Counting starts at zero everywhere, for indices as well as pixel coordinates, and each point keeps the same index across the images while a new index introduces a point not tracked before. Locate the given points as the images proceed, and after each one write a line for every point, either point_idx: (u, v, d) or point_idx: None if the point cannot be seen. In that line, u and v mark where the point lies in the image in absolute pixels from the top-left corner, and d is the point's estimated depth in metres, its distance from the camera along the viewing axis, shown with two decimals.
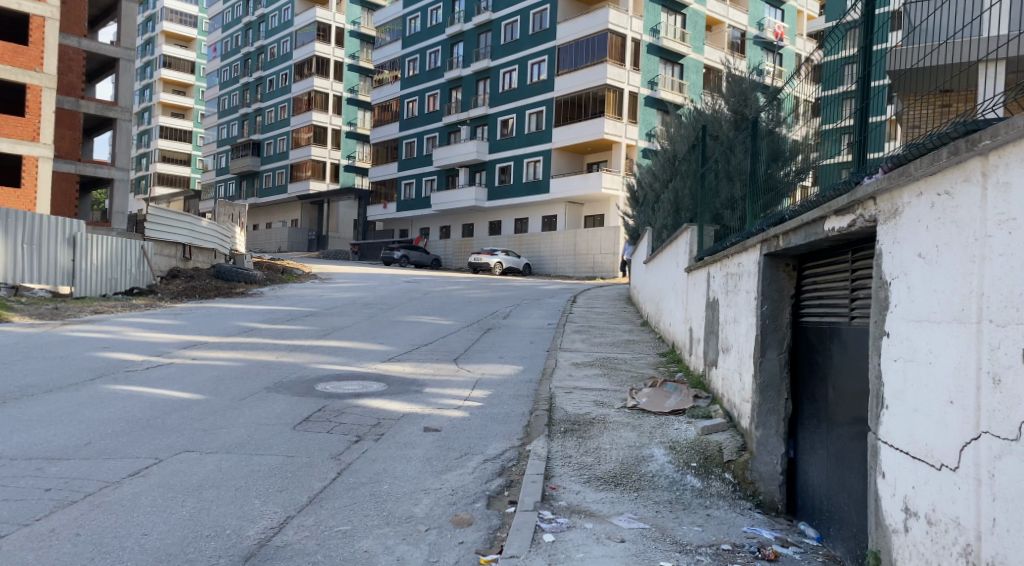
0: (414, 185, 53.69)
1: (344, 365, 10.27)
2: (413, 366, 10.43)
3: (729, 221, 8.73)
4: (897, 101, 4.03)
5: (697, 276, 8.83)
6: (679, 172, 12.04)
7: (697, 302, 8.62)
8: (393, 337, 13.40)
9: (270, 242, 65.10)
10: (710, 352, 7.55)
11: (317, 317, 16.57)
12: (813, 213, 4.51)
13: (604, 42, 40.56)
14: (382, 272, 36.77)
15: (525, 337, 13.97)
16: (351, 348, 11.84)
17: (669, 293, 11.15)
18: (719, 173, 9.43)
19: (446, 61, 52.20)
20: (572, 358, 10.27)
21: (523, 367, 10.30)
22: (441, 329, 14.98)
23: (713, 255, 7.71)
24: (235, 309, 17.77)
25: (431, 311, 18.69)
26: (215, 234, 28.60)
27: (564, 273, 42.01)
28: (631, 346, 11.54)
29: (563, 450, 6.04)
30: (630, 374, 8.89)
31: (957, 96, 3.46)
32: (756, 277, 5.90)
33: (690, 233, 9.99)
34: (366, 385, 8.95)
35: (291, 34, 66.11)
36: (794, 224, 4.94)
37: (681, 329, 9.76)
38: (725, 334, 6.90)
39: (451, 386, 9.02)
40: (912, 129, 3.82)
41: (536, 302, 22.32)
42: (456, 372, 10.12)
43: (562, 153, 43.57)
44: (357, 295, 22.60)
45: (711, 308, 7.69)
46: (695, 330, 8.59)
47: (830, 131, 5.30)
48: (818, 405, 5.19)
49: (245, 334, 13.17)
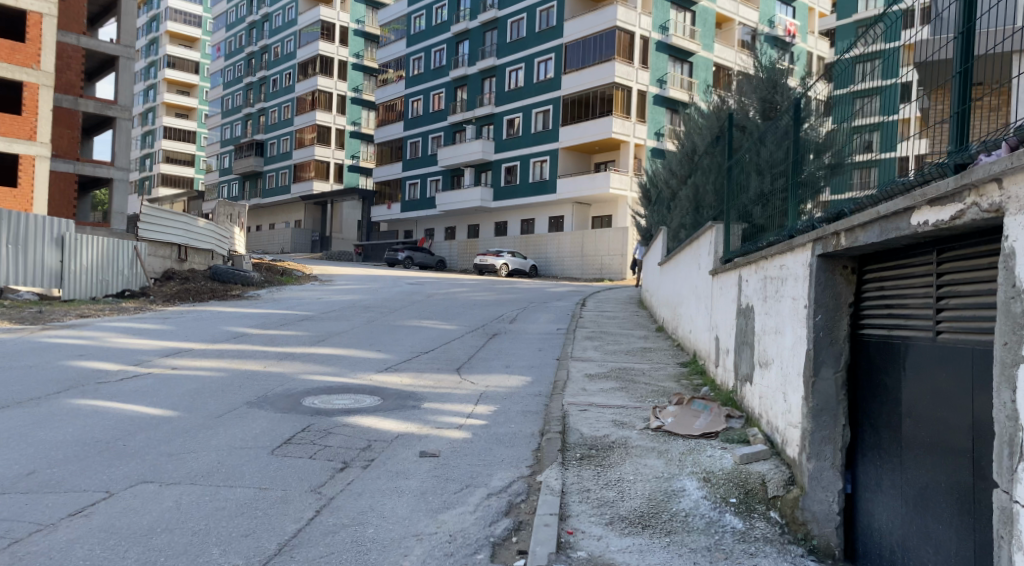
0: (419, 186, 52.96)
1: (337, 376, 9.45)
2: (412, 377, 9.60)
3: (757, 217, 8.02)
4: (925, 98, 4.00)
5: (723, 279, 8.05)
6: (699, 167, 11.20)
7: (725, 308, 7.78)
8: (393, 344, 12.57)
9: (274, 243, 64.54)
10: (742, 365, 6.75)
11: (313, 321, 15.76)
12: (892, 205, 3.68)
13: (611, 39, 39.79)
14: (384, 273, 35.98)
15: (532, 343, 13.14)
16: (347, 356, 11.02)
17: (689, 298, 10.35)
18: (747, 166, 8.61)
19: (451, 60, 51.41)
20: (585, 369, 9.39)
21: (532, 379, 9.45)
22: (444, 335, 14.15)
23: (745, 256, 6.87)
24: (229, 312, 16.98)
25: (434, 315, 17.86)
26: (212, 234, 27.76)
27: (570, 275, 41.23)
28: (648, 355, 10.66)
29: (580, 482, 5.22)
30: (651, 388, 8.05)
31: (986, 91, 3.38)
32: (805, 281, 5.03)
33: (715, 232, 9.19)
34: (359, 400, 8.13)
35: (295, 34, 65.53)
36: (861, 219, 4.06)
37: (705, 337, 8.91)
38: (761, 345, 6.09)
39: (452, 400, 8.20)
40: (937, 127, 3.78)
41: (544, 305, 21.49)
42: (458, 384, 9.28)
43: (569, 152, 42.76)
44: (358, 298, 21.81)
45: (743, 316, 6.87)
46: (722, 339, 7.77)
47: (848, 139, 5.29)
48: (886, 433, 4.37)
49: (234, 341, 12.34)
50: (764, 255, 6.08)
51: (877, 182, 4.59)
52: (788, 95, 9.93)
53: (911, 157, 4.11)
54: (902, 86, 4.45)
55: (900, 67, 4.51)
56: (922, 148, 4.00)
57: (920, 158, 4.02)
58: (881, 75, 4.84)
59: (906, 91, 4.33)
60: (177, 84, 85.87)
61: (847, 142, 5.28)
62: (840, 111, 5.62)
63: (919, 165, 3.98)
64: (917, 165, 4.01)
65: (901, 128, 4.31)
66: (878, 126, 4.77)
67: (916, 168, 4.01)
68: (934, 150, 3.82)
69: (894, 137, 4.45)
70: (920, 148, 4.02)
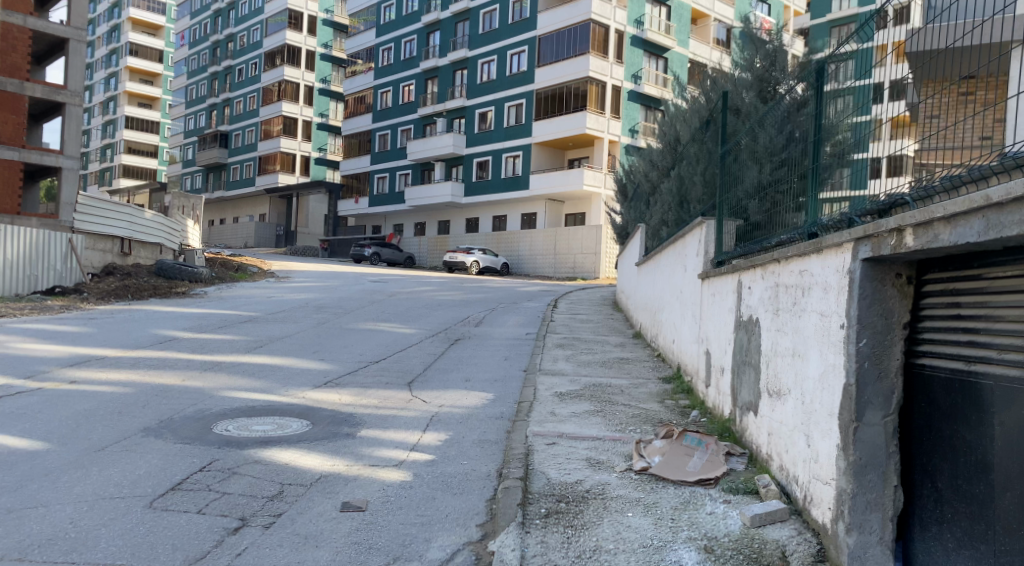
0: (388, 180, 51.34)
1: (266, 394, 8.08)
2: (355, 394, 8.27)
3: (755, 214, 6.86)
4: (909, 94, 3.77)
5: (715, 287, 6.89)
6: (684, 155, 9.97)
7: (720, 319, 6.52)
8: (341, 352, 11.20)
9: (236, 238, 62.50)
10: (744, 391, 5.58)
11: (257, 324, 14.30)
12: (985, 192, 2.66)
13: (586, 33, 38.64)
14: (347, 270, 34.31)
15: (497, 350, 11.90)
16: (283, 367, 9.64)
17: (672, 302, 9.19)
18: (743, 154, 7.43)
19: (422, 51, 49.77)
20: (554, 386, 8.11)
21: (492, 397, 8.20)
22: (401, 340, 12.84)
23: (748, 259, 5.68)
24: (165, 312, 15.40)
25: (393, 317, 16.48)
26: (160, 226, 25.93)
27: (542, 274, 40.16)
28: (624, 367, 9.47)
29: (545, 553, 3.97)
30: (631, 411, 6.83)
31: (980, 82, 3.17)
32: (842, 292, 3.81)
33: (705, 229, 7.89)
34: (284, 425, 6.83)
35: (261, 23, 63.40)
36: (923, 214, 3.02)
37: (691, 352, 7.77)
38: (773, 370, 4.90)
39: (395, 426, 6.91)
40: (928, 124, 3.51)
41: (513, 305, 20.29)
42: (408, 403, 7.98)
43: (542, 148, 41.57)
44: (312, 297, 20.30)
45: (745, 331, 5.67)
46: (716, 356, 6.61)
47: (828, 139, 4.90)
48: (963, 511, 3.17)
49: (157, 348, 10.81)
50: (775, 256, 4.92)
51: (853, 193, 4.37)
52: (795, 69, 8.33)
53: (897, 161, 3.86)
54: (874, 85, 4.22)
55: (874, 68, 4.25)
56: (913, 150, 3.69)
57: (902, 159, 3.80)
58: (855, 75, 4.58)
59: (879, 92, 4.14)
60: (138, 72, 82.81)
61: (828, 139, 4.90)
62: (821, 111, 5.21)
63: (912, 174, 3.66)
64: (903, 174, 3.77)
65: (873, 132, 4.14)
66: (853, 126, 4.47)
67: (912, 175, 3.68)
68: (922, 159, 3.57)
69: (866, 141, 4.22)
70: (907, 153, 3.72)
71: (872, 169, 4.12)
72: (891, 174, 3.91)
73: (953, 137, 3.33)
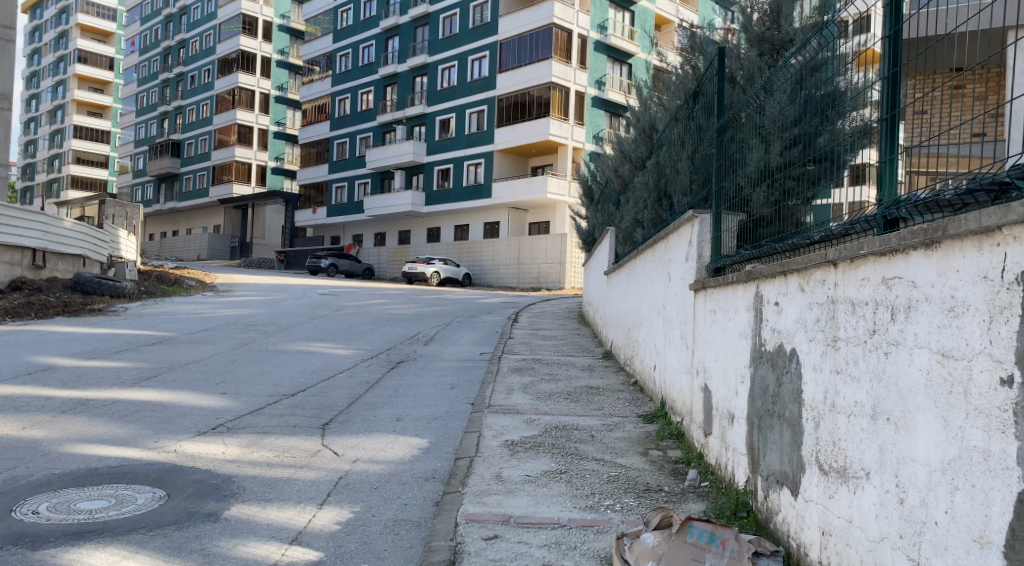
0: (346, 189, 49.09)
1: (122, 449, 6.06)
2: (246, 446, 6.33)
3: (759, 208, 5.18)
4: (893, 87, 3.20)
5: (715, 299, 5.16)
6: (663, 138, 8.27)
7: (730, 345, 4.75)
8: (252, 383, 9.19)
9: (188, 250, 59.81)
10: (770, 455, 3.86)
11: (166, 347, 12.18)
12: None
13: (549, 37, 37.21)
14: (298, 282, 32.03)
15: (443, 375, 10.08)
16: (171, 408, 7.64)
17: (652, 318, 7.51)
18: (742, 140, 5.77)
19: (380, 56, 47.77)
20: (505, 432, 6.29)
21: (425, 446, 6.37)
22: (333, 365, 10.92)
23: (755, 271, 4.28)
24: (64, 334, 13.16)
25: (331, 335, 14.52)
26: (84, 237, 23.52)
27: (506, 284, 38.52)
28: (592, 400, 7.68)
29: None
30: (608, 475, 4.99)
31: (971, 75, 2.60)
32: (981, 323, 2.15)
33: (697, 224, 6.06)
34: (125, 501, 4.87)
35: (214, 28, 60.71)
36: None
37: (682, 386, 6.03)
38: (828, 436, 3.18)
39: (280, 497, 5.03)
40: (914, 121, 2.93)
41: (471, 319, 18.51)
42: (312, 458, 6.05)
43: (504, 155, 39.98)
44: (247, 313, 18.20)
45: (771, 366, 3.92)
46: (720, 398, 4.91)
47: (818, 135, 4.13)
48: None
49: (15, 382, 8.64)
50: (827, 256, 3.24)
51: (817, 215, 3.90)
52: (803, 28, 6.60)
53: (861, 168, 3.39)
54: (842, 90, 3.82)
55: (846, 74, 3.82)
56: (880, 165, 3.21)
57: (864, 167, 3.37)
58: (821, 81, 4.27)
59: (854, 98, 3.62)
60: (86, 79, 79.08)
61: (831, 120, 3.88)
62: (816, 91, 4.38)
63: (881, 191, 3.16)
64: (867, 183, 3.33)
65: (853, 136, 3.53)
66: (835, 132, 3.79)
67: (880, 191, 3.20)
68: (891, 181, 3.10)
69: (838, 158, 3.68)
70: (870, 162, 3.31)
71: (836, 184, 3.67)
72: (854, 184, 3.48)
73: (942, 134, 2.74)
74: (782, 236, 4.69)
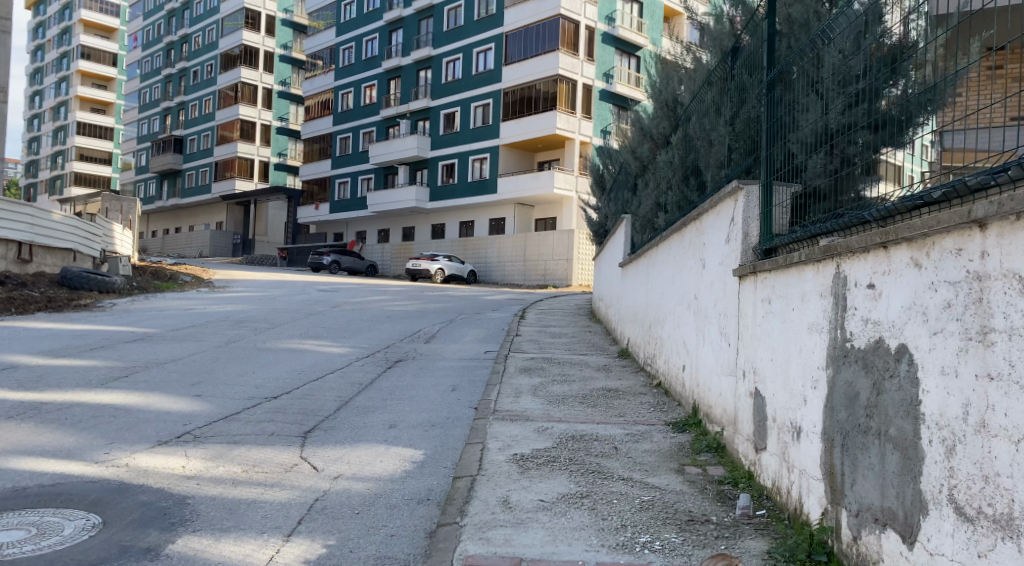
0: (349, 185, 48.15)
1: (63, 462, 5.15)
2: (210, 458, 5.42)
3: (814, 177, 4.22)
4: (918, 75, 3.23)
5: (771, 286, 4.19)
6: (690, 108, 7.45)
7: (791, 343, 3.84)
8: (231, 385, 8.27)
9: (190, 247, 59.10)
10: (865, 485, 2.94)
11: (145, 344, 11.28)
12: None
13: (555, 29, 36.28)
14: (298, 279, 31.14)
15: (443, 376, 9.17)
16: (134, 412, 6.73)
17: (680, 310, 6.61)
18: (791, 100, 4.84)
19: (384, 49, 46.81)
20: (515, 445, 5.32)
21: (420, 462, 5.40)
22: (325, 364, 10.02)
23: (829, 246, 3.39)
24: (40, 330, 12.28)
25: (325, 332, 13.60)
26: (75, 231, 22.61)
27: (512, 282, 37.58)
28: (612, 405, 6.73)
29: None
30: (645, 503, 4.02)
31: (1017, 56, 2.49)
32: None
33: (743, 197, 5.10)
34: (48, 532, 3.93)
35: (216, 22, 59.84)
36: None
37: (722, 390, 5.10)
38: (971, 469, 2.26)
39: (240, 526, 4.13)
40: (952, 105, 2.89)
41: (477, 317, 17.55)
42: (286, 474, 5.14)
43: (510, 150, 39.04)
44: (241, 309, 17.30)
45: (864, 367, 3.00)
46: (778, 405, 3.97)
47: (866, 109, 3.64)
48: None
49: None
50: (962, 220, 2.34)
51: (847, 208, 3.78)
52: None
53: (875, 170, 3.49)
54: (894, 55, 3.45)
55: (882, 52, 3.60)
56: (898, 159, 3.32)
57: (879, 168, 3.46)
58: (848, 54, 4.05)
59: (921, 60, 3.21)
60: (90, 76, 78.23)
61: (871, 99, 3.62)
62: (843, 61, 4.09)
63: (892, 184, 3.35)
64: (881, 178, 3.45)
65: (901, 121, 3.29)
66: (873, 116, 3.55)
67: (894, 186, 3.35)
68: (900, 179, 3.30)
69: (863, 150, 3.61)
70: (886, 160, 3.39)
71: (878, 166, 3.46)
72: (868, 178, 3.55)
73: (969, 117, 2.72)
74: (839, 215, 3.89)
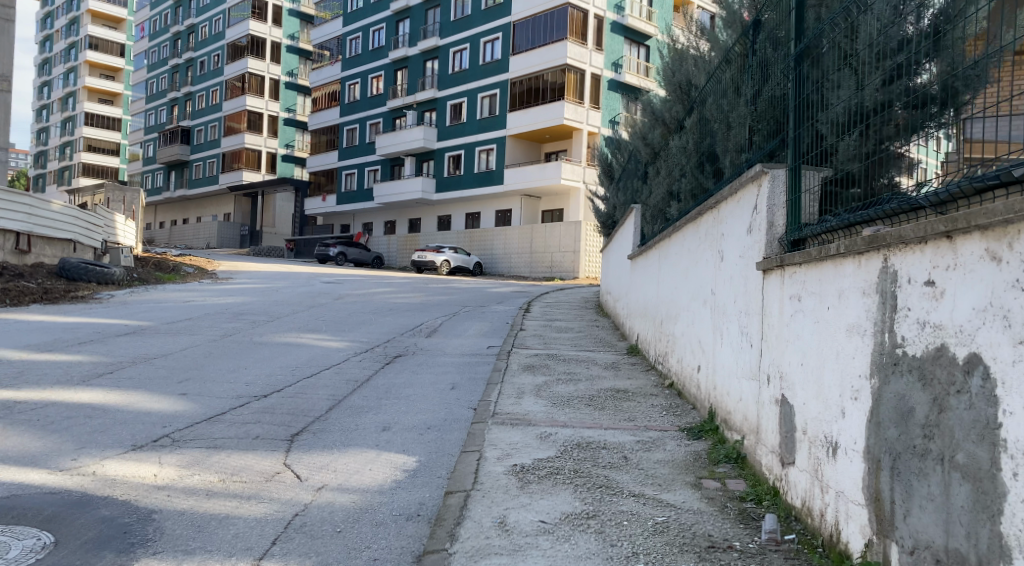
0: (356, 177, 47.75)
1: (24, 470, 4.75)
2: (185, 465, 5.01)
3: (846, 160, 3.74)
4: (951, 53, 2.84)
5: (803, 280, 3.73)
6: (704, 91, 6.99)
7: (826, 346, 3.39)
8: (220, 382, 7.86)
9: (197, 238, 58.98)
10: (922, 519, 2.50)
11: (137, 338, 10.90)
12: None
13: (563, 18, 35.64)
14: (303, 270, 30.82)
15: (443, 373, 8.74)
16: (113, 412, 6.34)
17: (695, 306, 6.14)
18: (817, 77, 4.38)
19: (391, 40, 46.26)
20: (515, 453, 4.85)
21: (411, 470, 4.96)
22: (321, 359, 9.58)
23: (872, 237, 2.93)
24: (31, 323, 11.94)
25: (325, 325, 13.21)
26: (76, 221, 22.30)
27: (518, 274, 37.16)
28: (621, 408, 6.29)
29: None
30: (663, 526, 3.56)
31: None
32: None
33: (767, 182, 4.63)
34: None
35: (223, 12, 59.40)
36: None
37: (743, 393, 4.62)
38: None
39: (206, 548, 3.71)
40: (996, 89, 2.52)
41: (481, 310, 17.10)
42: (266, 483, 4.72)
43: (517, 141, 38.52)
44: (241, 301, 16.94)
45: (918, 379, 2.54)
46: (810, 415, 3.51)
47: (896, 90, 3.23)
48: None
49: None
50: None
51: (877, 199, 3.38)
52: None
53: (908, 158, 3.12)
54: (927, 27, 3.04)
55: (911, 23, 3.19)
56: (937, 144, 2.92)
57: (912, 154, 3.08)
58: (875, 30, 3.63)
59: (959, 34, 2.81)
60: (97, 66, 78.06)
61: (902, 78, 3.21)
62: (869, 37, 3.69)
63: (925, 178, 2.96)
64: (914, 167, 3.07)
65: (937, 103, 2.91)
66: (904, 94, 3.16)
67: (928, 175, 2.96)
68: (924, 172, 2.97)
69: (897, 134, 3.22)
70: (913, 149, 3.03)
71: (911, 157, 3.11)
72: (902, 163, 3.16)
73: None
74: (874, 204, 3.45)
